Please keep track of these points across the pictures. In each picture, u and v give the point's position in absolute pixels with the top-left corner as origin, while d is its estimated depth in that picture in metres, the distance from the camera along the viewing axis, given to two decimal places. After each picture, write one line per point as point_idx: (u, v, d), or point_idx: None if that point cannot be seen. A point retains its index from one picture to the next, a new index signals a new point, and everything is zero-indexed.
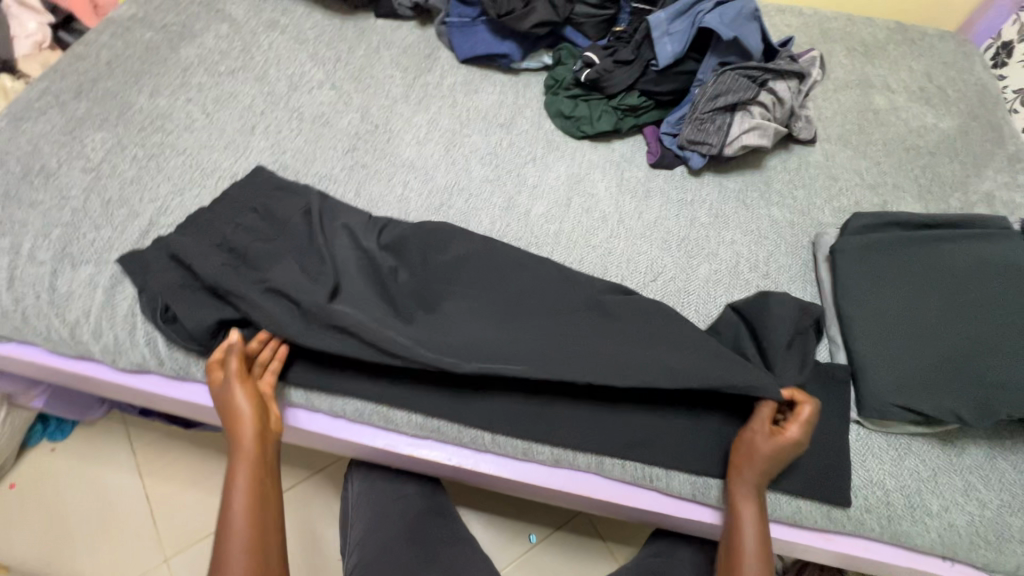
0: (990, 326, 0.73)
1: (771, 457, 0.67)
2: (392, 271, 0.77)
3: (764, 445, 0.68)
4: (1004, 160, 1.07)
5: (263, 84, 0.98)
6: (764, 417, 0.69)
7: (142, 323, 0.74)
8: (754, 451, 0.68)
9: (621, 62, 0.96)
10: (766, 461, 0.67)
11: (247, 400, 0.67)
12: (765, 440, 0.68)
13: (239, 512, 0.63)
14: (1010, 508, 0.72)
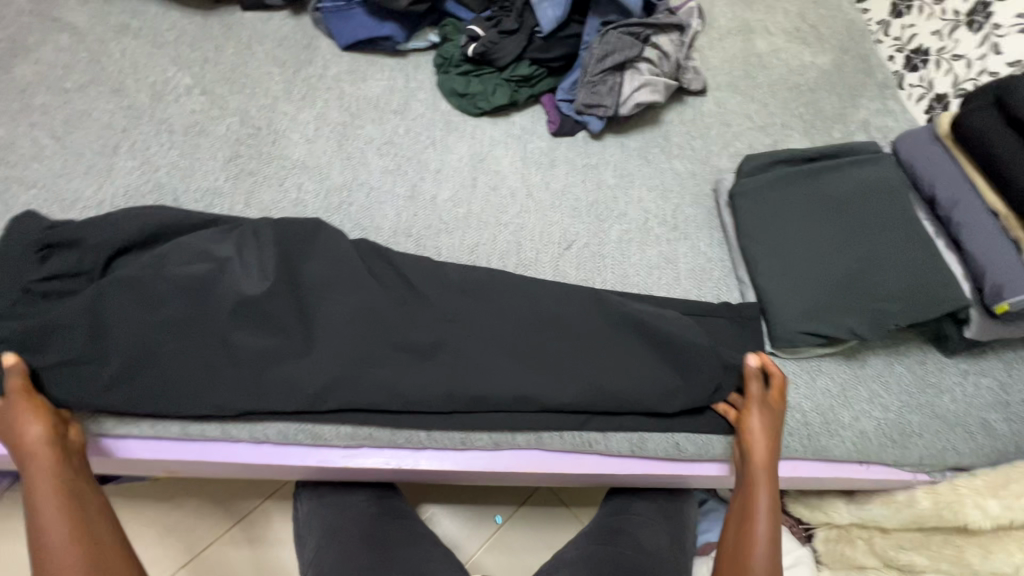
0: (874, 245, 0.77)
1: (767, 430, 0.71)
2: (279, 292, 0.71)
3: (762, 417, 0.72)
4: (874, 88, 1.15)
5: (120, 98, 0.89)
6: (754, 386, 0.73)
7: None
8: (756, 427, 0.71)
9: (506, 32, 0.94)
10: (770, 429, 0.71)
11: (35, 418, 0.62)
12: (761, 411, 0.72)
13: (50, 524, 0.59)
14: (909, 406, 0.80)
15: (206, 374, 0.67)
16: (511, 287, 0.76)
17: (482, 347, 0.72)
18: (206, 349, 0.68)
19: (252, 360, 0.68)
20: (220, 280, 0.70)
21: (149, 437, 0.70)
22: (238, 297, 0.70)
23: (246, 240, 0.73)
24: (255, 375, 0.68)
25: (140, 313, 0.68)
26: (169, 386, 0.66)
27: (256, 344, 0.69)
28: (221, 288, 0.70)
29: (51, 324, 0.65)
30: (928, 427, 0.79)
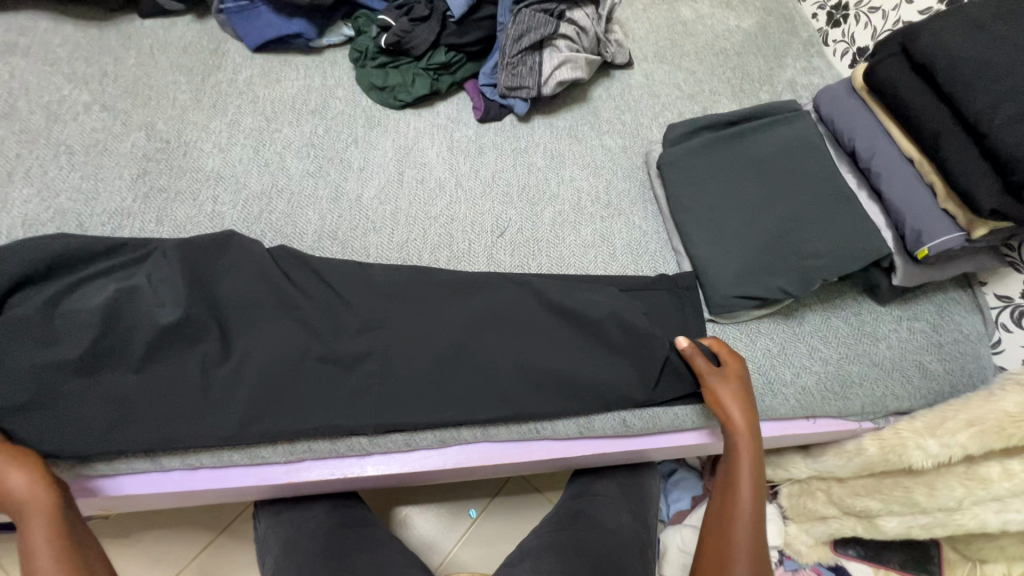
0: (798, 203, 0.78)
1: (736, 396, 0.71)
2: (196, 316, 0.68)
3: (727, 386, 0.71)
4: (799, 47, 1.16)
5: (11, 122, 0.83)
6: (701, 363, 0.72)
7: None
8: (724, 398, 0.70)
9: (418, 19, 0.91)
10: (734, 395, 0.70)
11: (20, 470, 0.58)
12: (722, 380, 0.71)
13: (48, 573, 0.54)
14: (847, 357, 0.81)
15: (121, 405, 0.65)
16: (440, 284, 0.76)
17: (417, 347, 0.72)
18: (121, 379, 0.65)
19: (176, 384, 0.66)
20: (131, 308, 0.68)
21: (74, 477, 0.66)
22: (152, 322, 0.67)
23: (156, 264, 0.71)
24: (180, 399, 0.66)
25: (43, 351, 0.64)
26: (84, 424, 0.63)
27: (178, 369, 0.67)
28: (134, 316, 0.67)
29: None
30: (867, 376, 0.81)
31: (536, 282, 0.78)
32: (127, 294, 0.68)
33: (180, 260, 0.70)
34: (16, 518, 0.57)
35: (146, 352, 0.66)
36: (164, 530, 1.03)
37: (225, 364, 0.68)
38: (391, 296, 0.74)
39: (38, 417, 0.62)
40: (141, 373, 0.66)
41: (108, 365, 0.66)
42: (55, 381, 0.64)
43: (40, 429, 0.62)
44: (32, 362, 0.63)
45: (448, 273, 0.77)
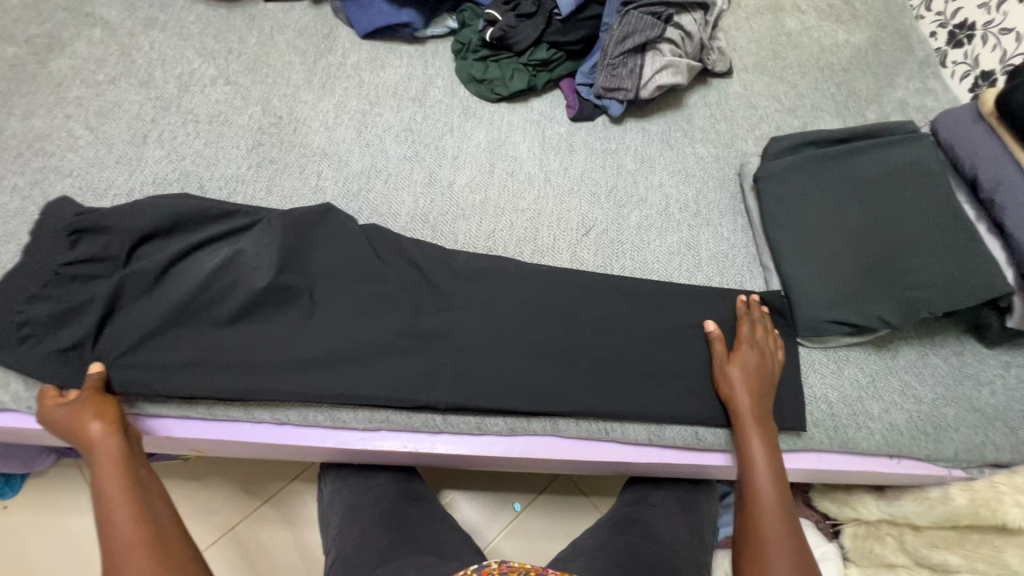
0: (906, 230, 0.74)
1: (746, 378, 0.70)
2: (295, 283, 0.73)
3: (752, 361, 0.71)
4: (914, 67, 1.10)
5: (149, 89, 0.91)
6: (719, 347, 0.74)
7: None
8: (732, 379, 0.71)
9: (524, 15, 0.92)
10: (747, 378, 0.70)
11: (98, 417, 0.63)
12: (752, 354, 0.72)
13: (120, 516, 0.58)
14: (944, 398, 0.76)
15: (222, 357, 0.70)
16: (522, 275, 0.78)
17: (499, 337, 0.74)
18: (226, 334, 0.71)
19: (276, 343, 0.71)
20: (240, 270, 0.73)
21: (176, 416, 0.72)
22: (257, 285, 0.72)
23: (263, 232, 0.75)
24: (277, 358, 0.71)
25: (162, 302, 0.70)
26: (189, 370, 0.69)
27: (278, 330, 0.72)
28: (241, 279, 0.72)
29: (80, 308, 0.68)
30: (965, 420, 0.75)
31: (616, 286, 0.78)
32: (237, 257, 0.73)
33: (286, 228, 0.75)
34: (90, 463, 0.61)
35: (250, 312, 0.71)
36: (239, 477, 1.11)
37: (318, 329, 0.72)
38: (474, 283, 0.76)
39: (154, 359, 0.68)
40: (244, 330, 0.71)
41: (214, 320, 0.71)
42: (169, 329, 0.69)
43: (153, 371, 0.68)
44: (153, 311, 0.70)
45: (533, 267, 0.79)
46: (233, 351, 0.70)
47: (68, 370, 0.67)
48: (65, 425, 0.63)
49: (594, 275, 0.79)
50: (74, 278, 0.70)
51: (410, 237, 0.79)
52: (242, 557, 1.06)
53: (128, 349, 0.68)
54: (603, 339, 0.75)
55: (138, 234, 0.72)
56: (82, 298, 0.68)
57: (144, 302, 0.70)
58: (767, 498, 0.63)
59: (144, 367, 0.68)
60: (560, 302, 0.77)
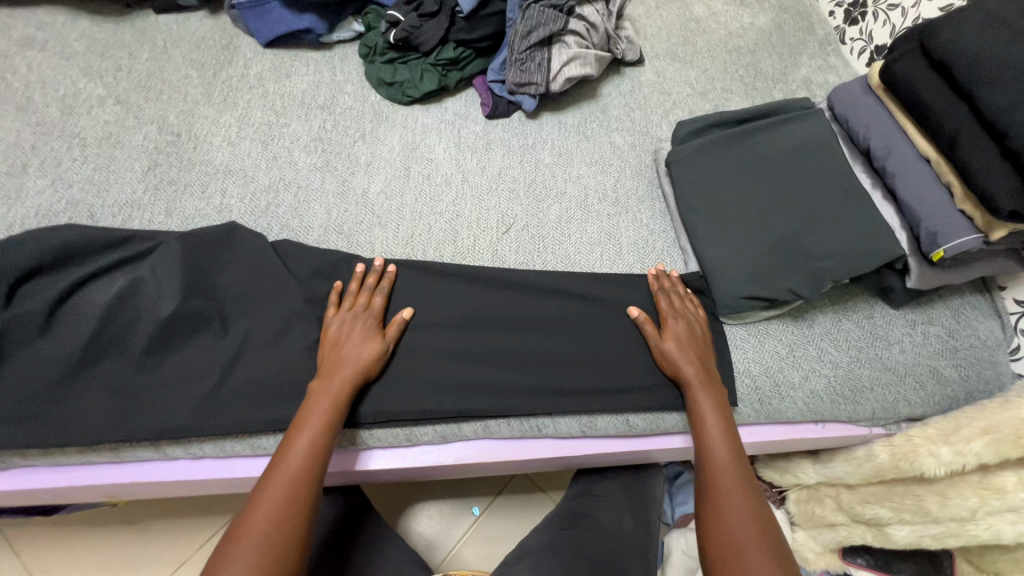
0: (809, 203, 0.76)
1: (685, 342, 0.73)
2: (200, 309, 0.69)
3: (682, 330, 0.73)
4: (816, 45, 1.14)
5: (28, 114, 0.85)
6: (650, 328, 0.74)
7: None
8: (670, 353, 0.72)
9: (427, 15, 0.91)
10: (687, 348, 0.72)
11: (361, 332, 0.69)
12: (679, 324, 0.74)
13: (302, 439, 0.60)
14: (858, 361, 0.79)
15: (123, 396, 0.65)
16: (440, 280, 0.77)
17: (422, 344, 0.72)
18: (125, 371, 0.66)
19: (181, 375, 0.67)
20: (135, 301, 0.68)
21: (79, 464, 0.67)
22: (155, 316, 0.67)
23: (162, 258, 0.71)
24: (184, 390, 0.66)
25: (52, 345, 0.65)
26: (88, 415, 0.64)
27: (181, 361, 0.68)
28: (137, 310, 0.68)
29: None
30: (878, 380, 0.79)
31: (538, 282, 0.78)
32: (134, 288, 0.68)
33: (187, 251, 0.71)
34: (329, 367, 0.66)
35: (147, 345, 0.67)
36: (187, 521, 1.11)
37: (227, 355, 0.69)
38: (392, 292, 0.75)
39: (45, 407, 0.63)
40: (144, 365, 0.66)
41: (109, 357, 0.66)
42: (60, 374, 0.64)
43: (41, 421, 0.63)
44: (39, 355, 0.64)
45: (453, 270, 0.77)
46: (136, 388, 0.66)
47: None
48: (361, 348, 0.67)
49: (515, 272, 0.78)
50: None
51: (322, 249, 0.77)
52: None
53: (14, 400, 0.62)
54: (528, 336, 0.75)
55: (15, 272, 0.66)
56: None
57: (27, 346, 0.64)
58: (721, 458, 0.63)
59: (35, 419, 0.62)
60: (481, 304, 0.76)
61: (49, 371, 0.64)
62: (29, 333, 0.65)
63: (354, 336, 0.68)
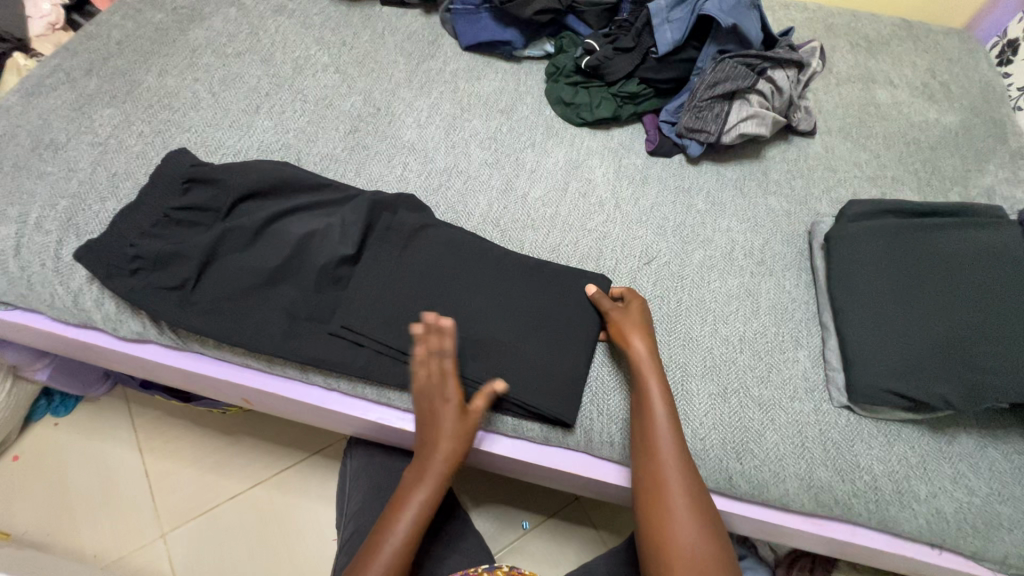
0: (980, 313, 0.72)
1: (645, 333, 0.74)
2: (373, 265, 0.78)
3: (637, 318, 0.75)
4: (1007, 155, 1.07)
5: (269, 67, 1.00)
6: (603, 299, 0.77)
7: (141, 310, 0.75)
8: (626, 331, 0.74)
9: (621, 49, 0.97)
10: (637, 329, 0.74)
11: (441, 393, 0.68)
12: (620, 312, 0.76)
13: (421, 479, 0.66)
14: (999, 495, 0.72)
15: (293, 319, 0.74)
16: (578, 291, 0.80)
17: (547, 342, 0.76)
18: (299, 297, 0.75)
19: (340, 313, 0.75)
20: (321, 239, 0.78)
21: (239, 363, 0.77)
22: (333, 257, 0.77)
23: (354, 208, 0.81)
24: (339, 326, 0.74)
25: (253, 258, 0.76)
26: (264, 322, 0.73)
27: (343, 301, 0.76)
28: (319, 247, 0.77)
29: (177, 252, 0.73)
30: (1020, 523, 0.71)
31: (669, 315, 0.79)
32: (326, 229, 0.79)
33: (371, 209, 0.81)
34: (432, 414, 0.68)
35: (322, 279, 0.76)
36: (273, 446, 1.22)
37: (380, 305, 0.76)
38: (534, 291, 0.79)
39: (233, 308, 0.73)
40: (313, 295, 0.75)
41: (290, 281, 0.76)
42: (251, 284, 0.74)
43: (224, 318, 0.73)
44: (237, 264, 0.75)
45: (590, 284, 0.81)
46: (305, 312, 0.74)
47: (152, 307, 0.71)
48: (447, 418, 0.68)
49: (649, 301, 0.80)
50: (177, 223, 0.77)
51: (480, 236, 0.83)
52: (258, 513, 1.15)
53: (213, 296, 0.73)
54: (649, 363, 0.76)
55: (240, 190, 0.79)
56: (182, 242, 0.75)
57: (232, 254, 0.76)
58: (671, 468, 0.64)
59: (223, 315, 0.73)
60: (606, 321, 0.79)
61: (243, 280, 0.74)
62: (241, 245, 0.76)
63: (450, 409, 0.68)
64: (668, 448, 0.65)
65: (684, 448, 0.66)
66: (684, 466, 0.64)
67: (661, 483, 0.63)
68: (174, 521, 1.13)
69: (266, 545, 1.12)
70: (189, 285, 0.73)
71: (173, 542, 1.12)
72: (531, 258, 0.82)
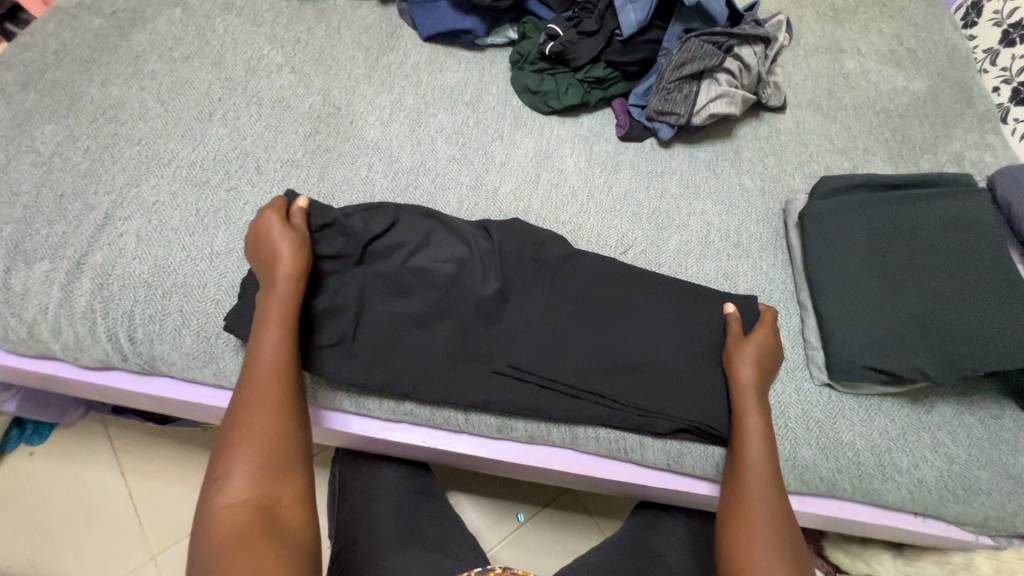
0: (956, 284, 0.72)
1: (759, 359, 0.72)
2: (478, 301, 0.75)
3: (764, 345, 0.73)
4: (974, 119, 1.07)
5: (219, 69, 0.95)
6: (735, 326, 0.75)
7: (101, 337, 0.72)
8: (739, 358, 0.72)
9: (586, 33, 0.94)
10: (755, 356, 0.72)
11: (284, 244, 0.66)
12: (764, 337, 0.73)
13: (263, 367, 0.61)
14: (978, 461, 0.73)
15: (448, 362, 0.72)
16: (697, 313, 0.78)
17: (529, 338, 0.74)
18: (446, 337, 0.73)
19: (495, 350, 0.73)
20: (428, 277, 0.75)
21: (212, 384, 0.75)
22: (479, 292, 0.75)
23: (423, 236, 0.77)
24: (492, 364, 0.73)
25: (403, 304, 0.74)
26: (537, 361, 0.73)
27: (498, 337, 0.74)
28: (402, 285, 0.74)
29: (321, 307, 0.71)
30: (998, 486, 0.73)
31: (693, 307, 0.78)
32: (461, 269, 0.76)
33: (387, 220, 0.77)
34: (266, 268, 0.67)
35: (476, 317, 0.74)
36: None
37: (536, 343, 0.74)
38: (652, 311, 0.77)
39: (413, 357, 0.72)
40: (461, 335, 0.73)
41: (450, 319, 0.74)
42: (406, 328, 0.73)
43: (383, 368, 0.71)
44: (390, 312, 0.73)
45: (597, 276, 0.78)
46: (476, 349, 0.73)
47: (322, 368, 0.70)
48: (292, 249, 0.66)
49: (651, 290, 0.78)
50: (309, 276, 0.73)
51: (467, 226, 0.79)
52: None
53: (334, 358, 0.70)
54: (678, 362, 0.75)
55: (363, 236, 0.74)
56: (323, 291, 0.71)
57: (380, 301, 0.73)
58: (756, 496, 0.64)
59: (431, 363, 0.72)
60: (627, 318, 0.76)
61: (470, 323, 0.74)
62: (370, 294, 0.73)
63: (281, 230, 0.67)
64: (754, 473, 0.66)
65: (777, 478, 0.66)
66: (771, 490, 0.64)
67: (743, 510, 0.64)
68: (165, 543, 1.11)
69: None
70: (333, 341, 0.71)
71: (164, 564, 1.10)
72: (530, 249, 0.78)
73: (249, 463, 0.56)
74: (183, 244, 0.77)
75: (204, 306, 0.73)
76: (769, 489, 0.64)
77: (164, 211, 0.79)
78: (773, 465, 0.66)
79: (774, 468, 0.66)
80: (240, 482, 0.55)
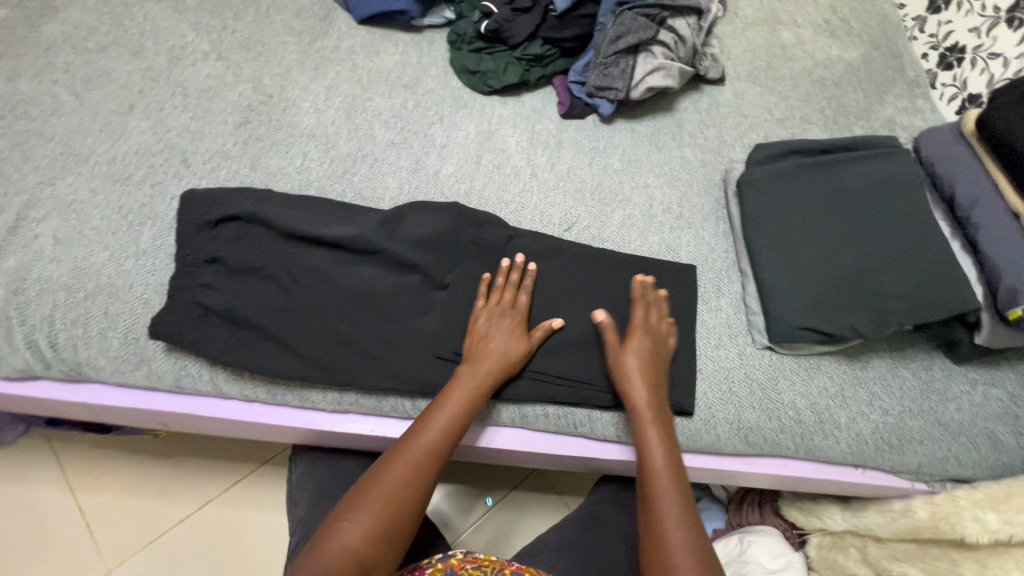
0: (884, 243, 0.75)
1: (641, 349, 0.71)
2: (420, 286, 0.74)
3: (645, 338, 0.72)
4: (905, 86, 1.11)
5: (139, 59, 0.90)
6: (638, 312, 0.74)
7: (19, 346, 0.68)
8: (631, 344, 0.71)
9: (520, 10, 0.93)
10: (646, 344, 0.71)
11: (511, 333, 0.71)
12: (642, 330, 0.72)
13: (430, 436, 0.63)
14: (910, 412, 0.77)
15: (391, 349, 0.71)
16: None
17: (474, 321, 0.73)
18: (388, 323, 0.72)
19: (439, 333, 0.72)
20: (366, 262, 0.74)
21: (146, 387, 0.72)
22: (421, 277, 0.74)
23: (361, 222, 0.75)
24: (437, 348, 0.72)
25: (342, 292, 0.72)
26: None
27: (441, 320, 0.73)
28: (342, 273, 0.73)
29: (258, 301, 0.70)
30: (929, 434, 0.76)
31: (635, 280, 0.79)
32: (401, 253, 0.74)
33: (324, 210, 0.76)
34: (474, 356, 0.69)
35: (419, 302, 0.73)
36: (218, 462, 1.16)
37: None
38: (596, 287, 0.78)
39: (355, 346, 0.71)
40: (404, 320, 0.72)
41: (392, 305, 0.73)
42: (347, 317, 0.71)
43: (324, 359, 0.70)
44: (330, 301, 0.71)
45: (540, 254, 0.78)
46: (420, 333, 0.72)
47: (261, 362, 0.69)
48: (507, 343, 0.70)
49: (594, 266, 0.79)
50: (243, 269, 0.72)
51: (406, 210, 0.77)
52: (210, 533, 1.11)
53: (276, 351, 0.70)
54: (623, 335, 0.76)
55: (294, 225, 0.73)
56: (257, 284, 0.72)
57: (318, 290, 0.72)
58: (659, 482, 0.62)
59: (374, 350, 0.71)
60: (572, 295, 0.77)
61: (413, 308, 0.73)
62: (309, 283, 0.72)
63: (507, 322, 0.71)
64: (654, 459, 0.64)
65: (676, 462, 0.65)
66: (672, 475, 0.63)
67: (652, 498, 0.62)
68: (120, 556, 1.08)
69: (224, 562, 1.08)
70: (270, 334, 0.70)
71: None
72: (472, 233, 0.77)
73: (373, 516, 0.56)
74: (106, 243, 0.73)
75: (131, 306, 0.70)
76: (667, 473, 0.63)
77: (82, 209, 0.75)
78: (670, 448, 0.65)
79: (673, 456, 0.65)
80: (357, 530, 0.55)
